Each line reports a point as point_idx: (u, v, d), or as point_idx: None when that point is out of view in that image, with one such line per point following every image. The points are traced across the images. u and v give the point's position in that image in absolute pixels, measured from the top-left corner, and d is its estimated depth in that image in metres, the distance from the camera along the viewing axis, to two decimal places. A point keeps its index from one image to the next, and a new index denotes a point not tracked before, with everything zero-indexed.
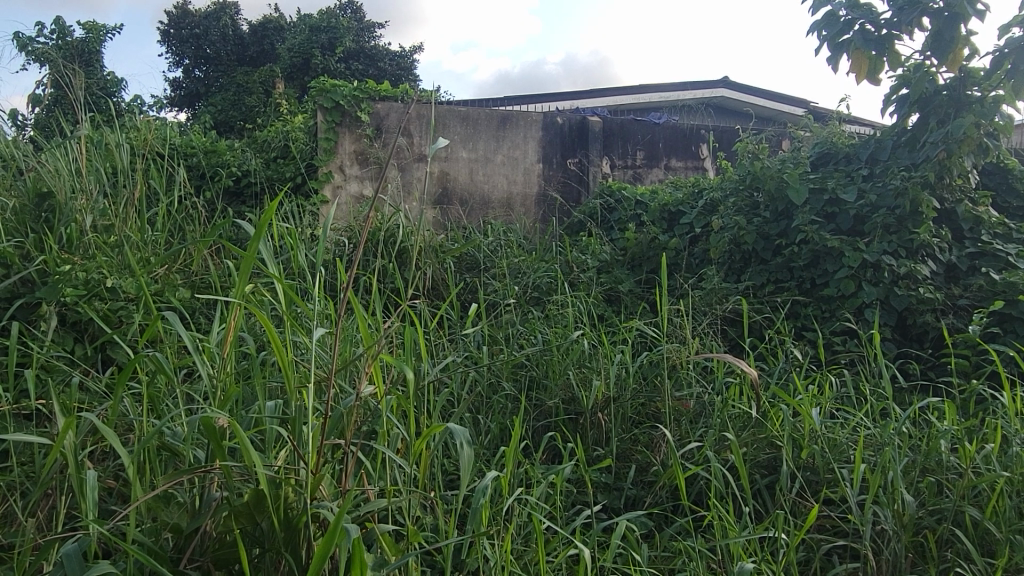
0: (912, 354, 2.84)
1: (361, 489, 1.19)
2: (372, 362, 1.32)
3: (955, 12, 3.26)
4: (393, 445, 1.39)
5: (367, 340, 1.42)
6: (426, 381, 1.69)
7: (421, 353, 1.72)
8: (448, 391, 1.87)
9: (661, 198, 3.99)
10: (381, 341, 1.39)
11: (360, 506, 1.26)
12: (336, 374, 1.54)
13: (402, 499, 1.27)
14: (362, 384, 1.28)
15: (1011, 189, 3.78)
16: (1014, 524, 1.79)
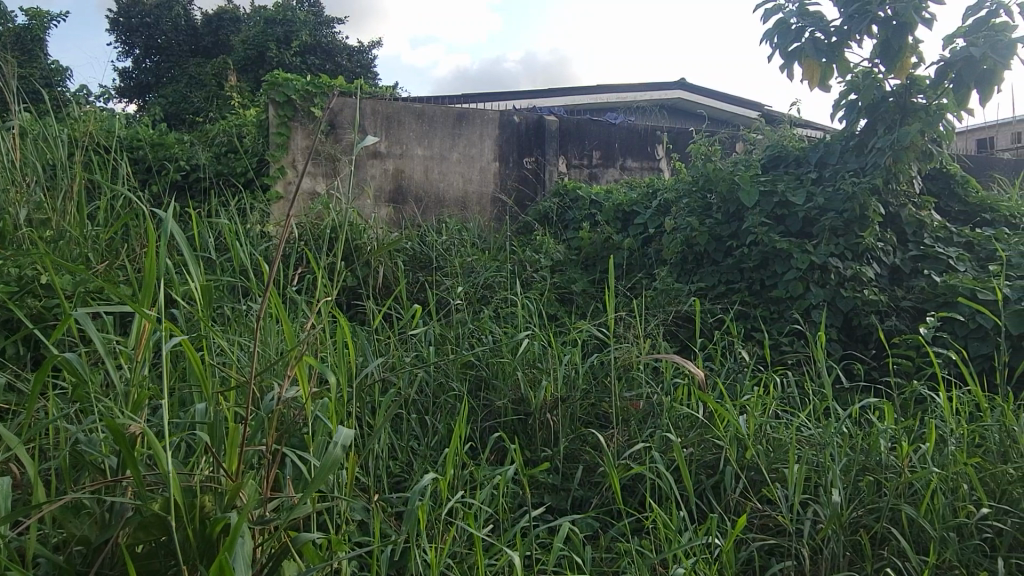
0: (856, 354, 2.90)
1: (280, 496, 1.17)
2: (295, 364, 1.29)
3: (902, 21, 3.33)
4: (320, 449, 1.36)
5: (292, 340, 1.38)
6: (361, 380, 1.66)
7: (354, 352, 1.68)
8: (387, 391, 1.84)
9: (616, 197, 4.01)
10: (307, 341, 1.36)
11: (282, 513, 1.23)
12: (266, 375, 1.50)
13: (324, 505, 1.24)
14: (284, 387, 1.25)
15: (953, 194, 3.89)
16: (948, 521, 1.84)
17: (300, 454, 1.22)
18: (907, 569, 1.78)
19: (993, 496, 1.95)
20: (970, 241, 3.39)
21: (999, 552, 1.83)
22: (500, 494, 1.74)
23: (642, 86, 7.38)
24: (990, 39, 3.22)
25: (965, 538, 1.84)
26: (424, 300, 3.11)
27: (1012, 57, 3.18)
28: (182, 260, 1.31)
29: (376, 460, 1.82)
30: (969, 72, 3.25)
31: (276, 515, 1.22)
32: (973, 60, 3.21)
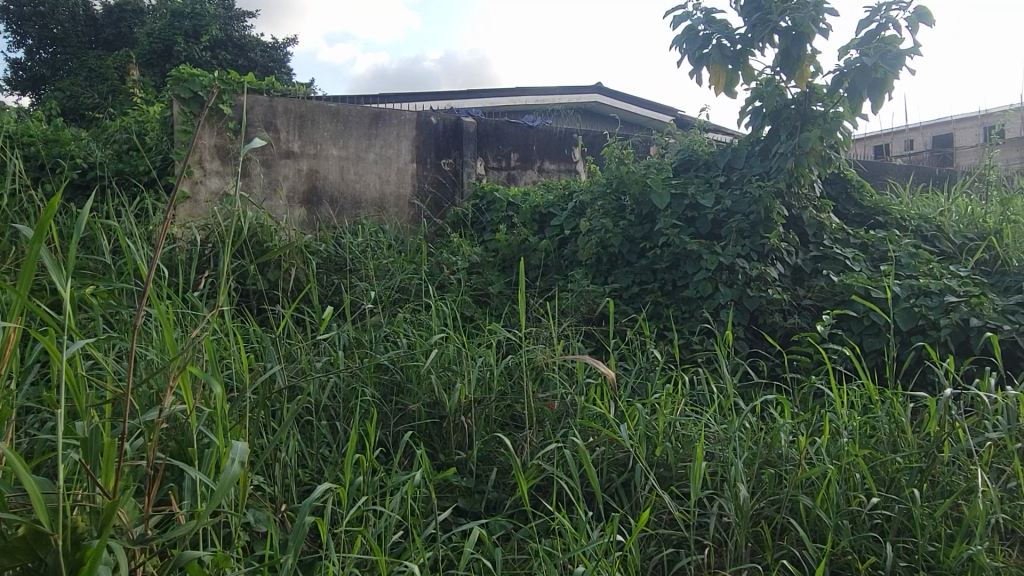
0: (762, 351, 3.01)
1: (161, 513, 1.14)
2: (178, 375, 1.25)
3: (801, 31, 3.49)
4: (207, 462, 1.33)
5: (176, 349, 1.33)
6: (254, 388, 1.61)
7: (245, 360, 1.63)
8: (285, 397, 1.80)
9: (533, 199, 4.04)
10: (192, 350, 1.32)
11: (165, 530, 1.20)
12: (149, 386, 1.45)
13: (210, 520, 1.22)
14: (166, 399, 1.22)
15: (849, 198, 4.10)
16: (842, 509, 1.93)
17: (184, 466, 1.21)
18: (805, 558, 1.85)
19: (882, 484, 2.07)
20: (865, 242, 3.59)
21: (887, 536, 1.93)
22: (408, 501, 1.73)
23: (560, 90, 7.47)
24: (880, 49, 3.42)
25: (858, 525, 1.94)
26: (338, 303, 3.05)
27: (899, 67, 3.38)
28: (52, 266, 1.23)
29: (282, 470, 1.77)
30: (862, 81, 3.44)
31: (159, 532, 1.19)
32: (865, 69, 3.42)
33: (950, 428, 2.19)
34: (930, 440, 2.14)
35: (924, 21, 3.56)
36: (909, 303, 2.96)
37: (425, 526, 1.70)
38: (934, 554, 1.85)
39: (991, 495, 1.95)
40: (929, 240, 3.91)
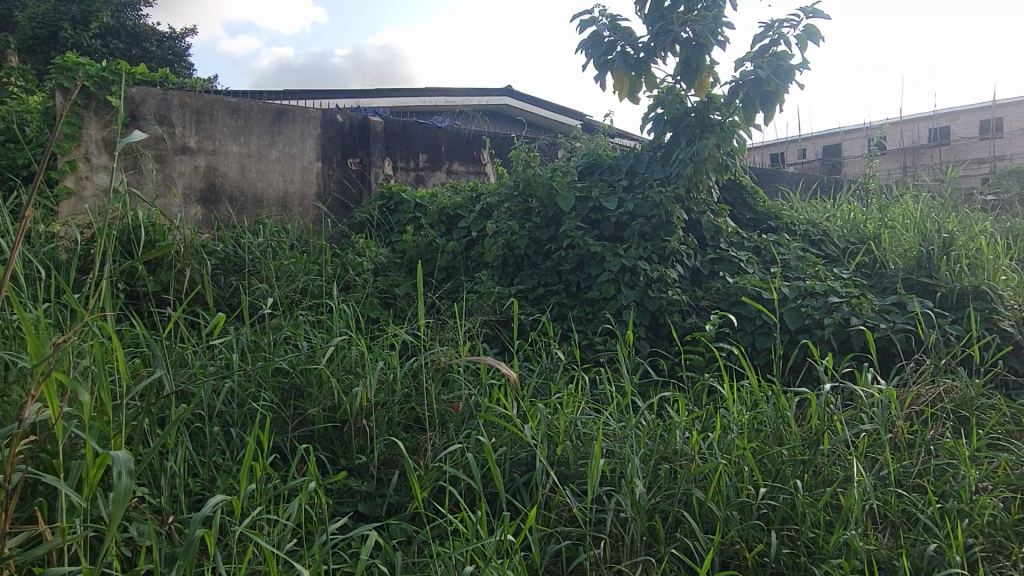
0: (662, 350, 3.11)
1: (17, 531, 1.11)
2: (40, 384, 1.21)
3: (700, 42, 3.63)
4: (73, 475, 1.29)
5: (38, 356, 1.28)
6: (130, 397, 1.56)
7: (122, 367, 1.57)
8: (167, 404, 1.74)
9: (440, 200, 4.03)
10: (56, 357, 1.27)
11: (25, 547, 1.17)
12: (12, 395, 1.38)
13: (76, 536, 1.19)
14: (25, 410, 1.17)
15: (744, 204, 4.33)
16: (732, 501, 2.03)
17: (50, 482, 1.18)
18: (697, 549, 1.92)
19: (769, 475, 2.17)
20: (758, 245, 3.77)
21: (773, 525, 2.03)
22: (303, 507, 1.70)
23: (469, 91, 7.48)
24: (772, 63, 3.59)
25: (746, 515, 2.03)
26: (235, 305, 2.94)
27: (789, 81, 3.58)
28: None
29: (170, 480, 1.69)
30: (755, 93, 3.61)
31: (18, 551, 1.15)
32: (758, 81, 3.60)
33: (829, 421, 2.34)
34: (811, 433, 2.28)
35: (812, 39, 3.77)
36: (797, 304, 3.14)
37: (323, 532, 1.68)
38: (814, 540, 1.96)
39: (864, 482, 2.10)
40: (816, 244, 4.14)
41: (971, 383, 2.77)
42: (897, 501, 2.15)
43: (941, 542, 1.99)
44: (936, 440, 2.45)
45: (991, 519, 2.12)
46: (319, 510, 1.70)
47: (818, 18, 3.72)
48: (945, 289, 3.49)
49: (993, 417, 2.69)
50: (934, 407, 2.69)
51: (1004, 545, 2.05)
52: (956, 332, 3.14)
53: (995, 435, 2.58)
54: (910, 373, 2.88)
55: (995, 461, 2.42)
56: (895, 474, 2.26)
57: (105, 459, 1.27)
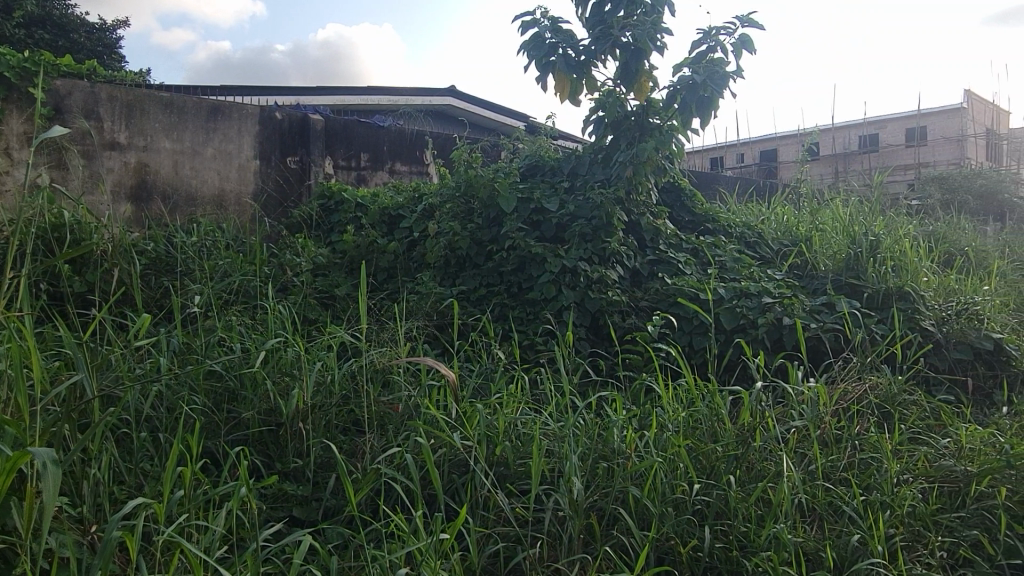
0: (602, 350, 3.14)
1: None
2: None
3: (639, 47, 3.69)
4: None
5: None
6: (48, 402, 1.49)
7: (39, 369, 1.50)
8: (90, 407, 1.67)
9: (381, 200, 3.99)
10: None
11: None
12: None
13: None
14: None
15: (683, 206, 4.42)
16: (667, 497, 2.07)
17: None
18: (633, 545, 1.95)
19: (704, 472, 2.22)
20: (696, 247, 3.85)
21: (706, 520, 2.08)
22: (235, 513, 1.66)
23: (412, 91, 7.42)
24: (708, 69, 3.67)
25: (680, 511, 2.07)
26: (166, 307, 2.85)
27: (725, 87, 3.67)
28: None
29: (92, 488, 1.63)
30: (693, 98, 3.69)
31: None
32: (694, 87, 3.67)
33: (761, 418, 2.41)
34: (744, 430, 2.35)
35: (746, 47, 3.88)
36: (732, 304, 3.22)
37: (255, 538, 1.64)
38: (746, 534, 2.01)
39: (793, 477, 2.17)
40: (752, 246, 4.25)
41: (894, 380, 2.89)
42: (824, 495, 2.23)
43: (864, 533, 2.07)
44: (862, 435, 2.55)
45: (910, 510, 2.22)
46: (251, 515, 1.67)
47: (752, 27, 3.83)
48: (872, 290, 3.64)
49: (914, 412, 2.82)
50: (860, 403, 2.79)
51: (922, 534, 2.16)
52: (881, 331, 3.28)
53: (916, 430, 2.70)
54: (838, 371, 2.99)
55: (915, 455, 2.54)
56: (823, 469, 2.34)
57: (24, 459, 1.25)
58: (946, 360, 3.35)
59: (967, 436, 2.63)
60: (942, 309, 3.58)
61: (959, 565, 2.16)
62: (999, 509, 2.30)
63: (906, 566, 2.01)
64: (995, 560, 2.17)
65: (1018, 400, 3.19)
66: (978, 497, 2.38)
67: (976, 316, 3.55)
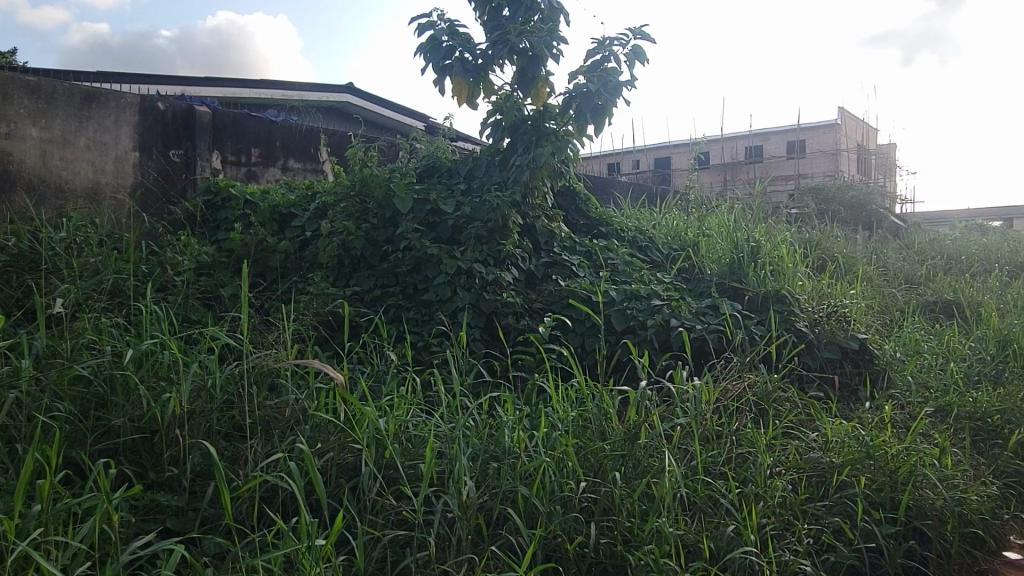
0: (495, 351, 3.16)
1: None
2: None
3: (536, 54, 3.71)
4: None
5: None
6: None
7: None
8: None
9: (272, 198, 3.87)
10: None
11: None
12: None
13: None
14: None
15: (578, 210, 4.52)
16: (555, 495, 2.10)
17: None
18: (521, 544, 1.96)
19: (592, 470, 2.27)
20: (589, 250, 3.94)
21: (593, 517, 2.13)
22: (98, 526, 1.56)
23: (308, 86, 7.23)
24: (602, 78, 3.76)
25: (568, 508, 2.11)
26: (28, 307, 2.64)
27: (618, 96, 3.76)
28: None
29: None
30: (587, 106, 3.77)
31: None
32: (590, 95, 3.76)
33: (646, 416, 2.50)
34: (630, 428, 2.43)
35: (639, 59, 4.00)
36: (623, 307, 3.33)
37: (120, 552, 1.54)
38: (630, 528, 2.07)
39: (674, 472, 2.26)
40: (643, 249, 4.39)
41: (769, 379, 3.07)
42: (704, 489, 2.32)
43: (739, 523, 2.19)
44: (739, 431, 2.69)
45: (782, 500, 2.36)
46: (115, 529, 1.56)
47: (644, 40, 3.96)
48: (753, 293, 3.84)
49: (788, 408, 3.00)
50: (739, 401, 2.94)
51: (792, 523, 2.30)
52: (759, 332, 3.46)
53: (788, 425, 2.87)
54: (720, 371, 3.14)
55: (788, 448, 2.70)
56: (704, 464, 2.45)
57: None
58: (818, 360, 3.58)
59: (833, 429, 2.82)
60: (815, 311, 3.83)
61: (823, 550, 2.32)
62: (858, 496, 2.48)
63: (776, 554, 2.14)
64: (854, 544, 2.35)
65: (879, 396, 3.46)
66: (841, 486, 2.57)
67: (844, 318, 3.82)
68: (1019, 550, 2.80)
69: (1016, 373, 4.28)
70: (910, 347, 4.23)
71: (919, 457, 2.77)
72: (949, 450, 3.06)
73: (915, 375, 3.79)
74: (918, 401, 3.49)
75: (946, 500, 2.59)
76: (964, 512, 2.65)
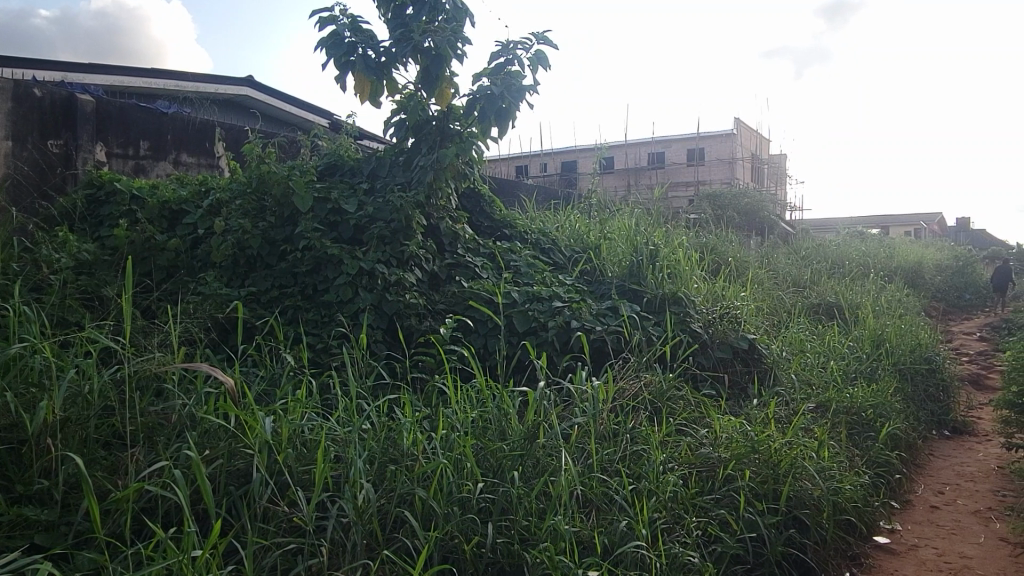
0: (396, 353, 3.13)
1: None
2: None
3: (439, 54, 3.70)
4: None
5: None
6: None
7: None
8: None
9: (161, 193, 3.69)
10: None
11: None
12: None
13: None
14: None
15: (482, 212, 4.54)
16: (453, 497, 2.10)
17: None
18: (416, 547, 1.95)
19: (490, 470, 2.28)
20: (492, 252, 3.97)
21: (491, 517, 2.14)
22: None
23: (203, 77, 6.89)
24: (506, 81, 3.78)
25: (466, 509, 2.11)
26: None
27: (521, 99, 3.79)
28: None
29: None
30: (491, 108, 3.78)
31: None
32: (494, 97, 3.76)
33: (545, 416, 2.54)
34: (528, 428, 2.46)
35: (542, 63, 4.07)
36: (525, 308, 3.38)
37: None
38: (527, 527, 2.10)
39: (571, 470, 2.31)
40: (546, 251, 4.46)
41: (664, 378, 3.18)
42: (599, 486, 2.38)
43: (632, 518, 2.26)
44: (635, 429, 2.77)
45: (673, 495, 2.46)
46: None
47: (547, 45, 4.02)
48: (651, 295, 3.97)
49: (681, 406, 3.12)
50: (636, 399, 3.03)
51: (681, 516, 2.39)
52: (656, 333, 3.58)
53: (681, 422, 2.99)
54: (619, 370, 3.22)
55: (680, 444, 2.81)
56: (600, 461, 2.51)
57: None
58: (711, 359, 3.74)
59: (722, 426, 2.95)
60: (709, 312, 4.00)
61: (709, 541, 2.43)
62: (743, 489, 2.62)
63: (665, 547, 2.22)
64: (739, 535, 2.47)
65: (766, 393, 3.65)
66: (728, 479, 2.69)
67: (735, 319, 4.01)
68: (887, 534, 3.02)
69: (888, 370, 4.62)
70: (795, 347, 4.49)
71: (799, 450, 2.95)
72: (827, 443, 3.27)
73: (798, 373, 4.02)
74: (801, 397, 3.70)
75: (823, 489, 2.77)
76: (838, 501, 2.84)
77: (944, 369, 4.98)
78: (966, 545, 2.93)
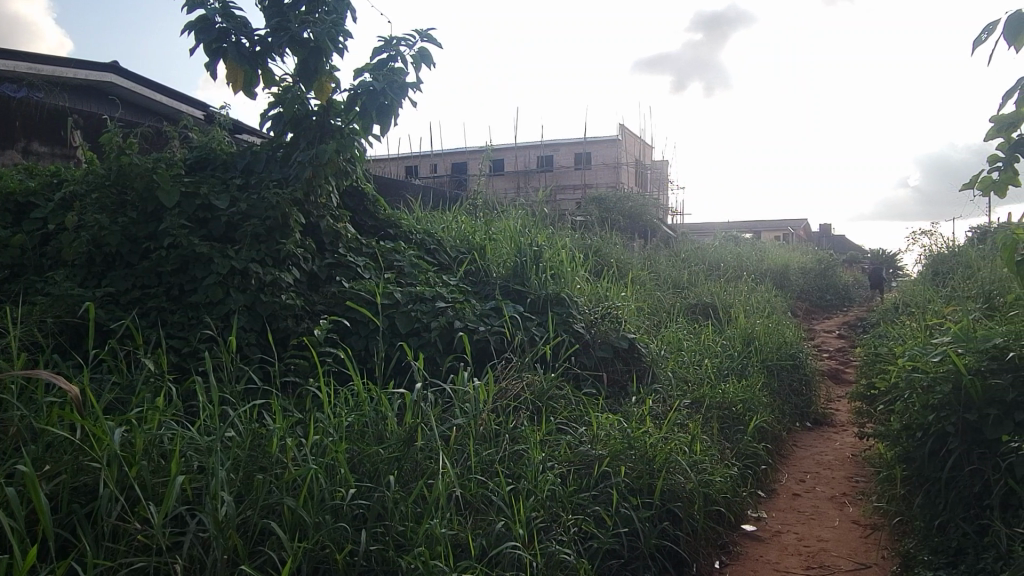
0: (270, 357, 2.99)
1: None
2: None
3: (318, 46, 3.57)
4: None
5: None
6: None
7: None
8: None
9: (5, 184, 3.36)
10: None
11: None
12: None
13: None
14: None
15: (365, 210, 4.44)
16: (323, 505, 2.02)
17: None
18: (283, 559, 1.87)
19: (366, 476, 2.22)
20: (374, 252, 3.88)
21: (366, 523, 2.07)
22: None
23: None
24: (388, 78, 3.71)
25: (338, 517, 2.04)
26: None
27: (404, 97, 3.74)
28: None
29: None
30: (373, 104, 3.70)
31: None
32: (375, 94, 3.69)
33: (423, 418, 2.50)
34: (407, 432, 2.41)
35: (426, 62, 4.02)
36: (407, 309, 3.33)
37: None
38: (403, 532, 2.05)
39: (448, 472, 2.28)
40: (432, 251, 4.41)
41: (545, 378, 3.22)
42: (478, 487, 2.37)
43: (508, 519, 2.26)
44: (515, 429, 2.78)
45: (550, 494, 2.48)
46: None
47: (431, 44, 3.98)
48: (535, 296, 4.01)
49: (562, 405, 3.16)
50: (518, 399, 3.04)
51: (558, 515, 2.43)
52: (538, 334, 3.62)
53: (562, 421, 3.04)
54: (501, 370, 3.23)
55: (560, 442, 2.85)
56: (480, 462, 2.50)
57: None
58: (593, 358, 3.82)
59: (600, 424, 3.02)
60: (591, 313, 4.09)
61: (585, 537, 2.47)
62: (618, 484, 2.68)
63: (541, 546, 2.24)
64: (613, 529, 2.53)
65: (644, 390, 3.76)
66: (604, 476, 2.75)
67: (616, 319, 4.12)
68: (754, 522, 3.19)
69: (757, 367, 4.89)
70: (673, 345, 4.67)
71: (672, 445, 3.06)
72: (699, 437, 3.42)
73: (674, 370, 4.18)
74: (676, 395, 3.85)
75: (694, 482, 2.88)
76: (709, 493, 2.98)
77: (807, 365, 5.32)
78: (822, 529, 3.13)
